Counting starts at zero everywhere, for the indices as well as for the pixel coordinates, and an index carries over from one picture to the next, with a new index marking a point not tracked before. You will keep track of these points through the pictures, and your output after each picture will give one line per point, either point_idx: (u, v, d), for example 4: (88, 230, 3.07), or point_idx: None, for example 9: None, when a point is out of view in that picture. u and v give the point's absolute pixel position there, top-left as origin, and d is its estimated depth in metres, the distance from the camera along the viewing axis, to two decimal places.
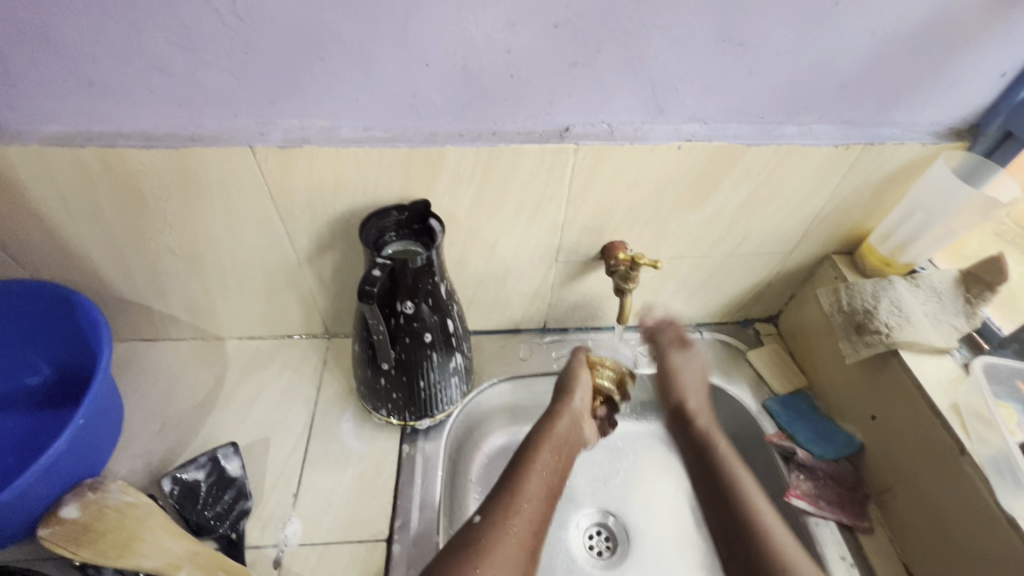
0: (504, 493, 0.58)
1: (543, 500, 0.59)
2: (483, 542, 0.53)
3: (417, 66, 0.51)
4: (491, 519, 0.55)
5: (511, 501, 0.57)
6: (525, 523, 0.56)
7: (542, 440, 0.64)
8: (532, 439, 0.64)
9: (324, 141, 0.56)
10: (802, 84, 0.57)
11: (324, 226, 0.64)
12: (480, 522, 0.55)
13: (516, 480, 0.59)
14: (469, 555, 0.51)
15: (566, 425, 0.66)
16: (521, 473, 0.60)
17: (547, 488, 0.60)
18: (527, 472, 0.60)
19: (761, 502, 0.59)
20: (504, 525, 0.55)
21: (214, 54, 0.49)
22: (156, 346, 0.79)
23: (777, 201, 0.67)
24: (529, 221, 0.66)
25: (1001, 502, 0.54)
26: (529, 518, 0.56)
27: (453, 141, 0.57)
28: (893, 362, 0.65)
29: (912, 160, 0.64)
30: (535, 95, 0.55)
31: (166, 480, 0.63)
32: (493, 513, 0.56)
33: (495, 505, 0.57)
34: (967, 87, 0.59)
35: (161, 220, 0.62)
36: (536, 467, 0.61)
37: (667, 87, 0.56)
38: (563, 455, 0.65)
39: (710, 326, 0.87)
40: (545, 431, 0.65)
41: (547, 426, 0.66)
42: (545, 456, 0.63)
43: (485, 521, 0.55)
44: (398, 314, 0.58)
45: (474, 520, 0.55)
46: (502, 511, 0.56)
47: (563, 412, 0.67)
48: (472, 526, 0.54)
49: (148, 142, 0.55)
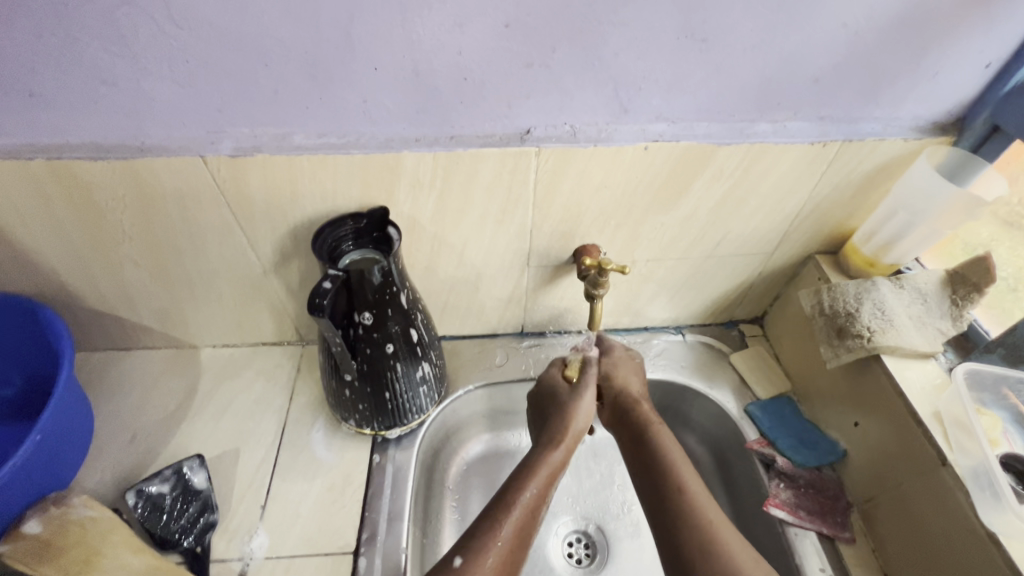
0: (487, 526, 0.53)
1: (522, 540, 0.54)
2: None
3: (366, 71, 0.50)
4: (472, 559, 0.51)
5: (491, 538, 0.52)
6: (500, 561, 0.52)
7: (539, 466, 0.59)
8: (529, 465, 0.60)
9: (277, 149, 0.55)
10: (773, 80, 0.54)
11: (285, 234, 0.63)
12: (458, 565, 0.50)
13: (502, 511, 0.55)
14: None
15: (567, 446, 0.62)
16: (507, 505, 0.55)
17: (531, 523, 0.56)
18: (515, 501, 0.56)
19: (693, 483, 0.56)
20: (481, 567, 0.50)
21: (155, 63, 0.48)
22: (130, 356, 0.78)
23: (755, 200, 0.65)
24: (496, 225, 0.64)
25: (983, 518, 0.52)
26: (506, 557, 0.52)
27: (409, 147, 0.55)
28: (875, 367, 0.63)
29: (895, 156, 0.61)
30: (492, 97, 0.53)
31: (131, 493, 0.62)
32: (475, 553, 0.51)
33: (475, 541, 0.52)
34: (949, 79, 0.56)
35: (119, 231, 0.61)
36: (525, 497, 0.56)
37: (629, 85, 0.53)
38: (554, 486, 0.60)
39: (694, 328, 0.84)
40: (539, 460, 0.60)
41: (546, 453, 0.61)
42: (537, 484, 0.58)
43: (464, 565, 0.50)
44: (357, 324, 0.57)
45: (454, 563, 0.50)
46: (481, 550, 0.51)
47: (565, 438, 0.62)
48: (448, 568, 0.50)
49: (97, 153, 0.54)
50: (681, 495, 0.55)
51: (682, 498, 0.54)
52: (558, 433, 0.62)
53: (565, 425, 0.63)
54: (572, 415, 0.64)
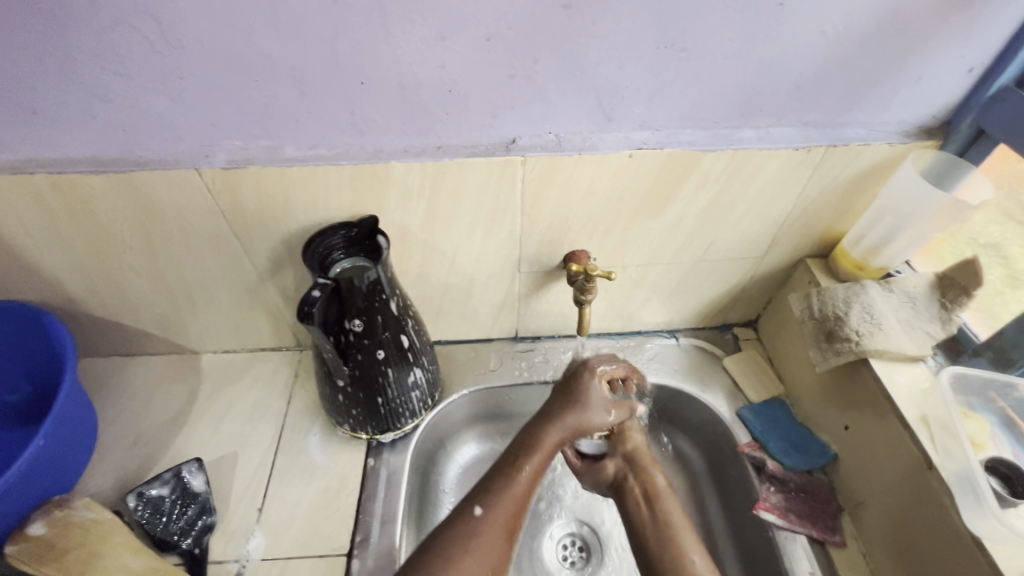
0: (500, 481, 0.55)
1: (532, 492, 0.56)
2: (472, 534, 0.51)
3: (353, 84, 0.51)
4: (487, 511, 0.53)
5: (505, 494, 0.54)
6: (510, 515, 0.53)
7: (549, 431, 0.59)
8: (538, 427, 0.60)
9: (269, 161, 0.56)
10: (755, 87, 0.55)
11: (280, 243, 0.64)
12: (477, 515, 0.53)
13: (516, 468, 0.56)
14: (457, 547, 0.50)
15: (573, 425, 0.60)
16: (517, 465, 0.57)
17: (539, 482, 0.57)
18: (526, 461, 0.57)
19: (693, 550, 0.53)
20: (494, 518, 0.52)
21: (151, 80, 0.50)
22: (133, 361, 0.80)
23: (743, 204, 0.65)
24: (486, 232, 0.65)
25: (967, 522, 0.52)
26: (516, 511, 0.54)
27: (397, 157, 0.57)
28: (864, 370, 0.64)
29: (880, 160, 0.61)
30: (477, 108, 0.54)
31: (131, 496, 0.64)
32: (493, 504, 0.53)
33: (491, 495, 0.54)
34: (932, 84, 0.56)
35: (120, 241, 0.63)
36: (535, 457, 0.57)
37: (612, 94, 0.54)
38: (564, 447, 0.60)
39: (688, 331, 0.85)
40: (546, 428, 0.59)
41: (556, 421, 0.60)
42: (546, 446, 0.58)
43: (481, 514, 0.53)
44: (347, 332, 0.58)
45: (474, 512, 0.53)
46: (496, 503, 0.53)
47: (571, 416, 0.60)
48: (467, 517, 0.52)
49: (97, 167, 0.56)
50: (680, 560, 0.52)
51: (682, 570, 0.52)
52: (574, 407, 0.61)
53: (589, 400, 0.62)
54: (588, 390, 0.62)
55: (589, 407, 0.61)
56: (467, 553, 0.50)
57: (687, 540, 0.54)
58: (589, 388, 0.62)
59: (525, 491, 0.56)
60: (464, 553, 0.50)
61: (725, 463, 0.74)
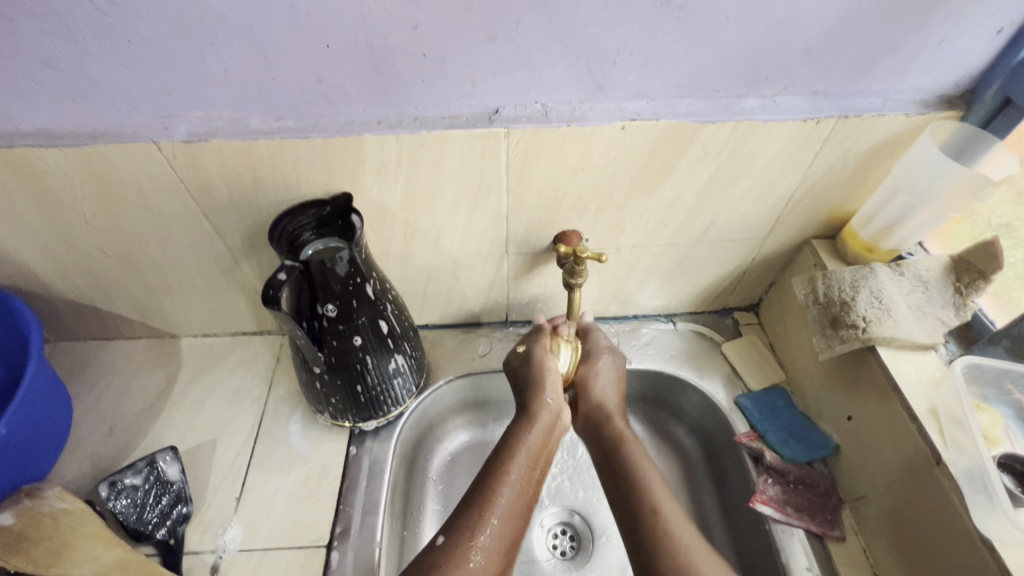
0: (472, 507, 0.52)
1: (516, 512, 0.53)
2: (443, 567, 0.47)
3: (319, 48, 0.47)
4: (456, 539, 0.49)
5: (477, 519, 0.51)
6: (490, 543, 0.50)
7: (518, 444, 0.57)
8: (507, 441, 0.57)
9: (233, 133, 0.52)
10: (759, 51, 0.50)
11: (251, 222, 0.61)
12: (443, 544, 0.49)
13: (486, 489, 0.53)
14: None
15: (545, 425, 0.59)
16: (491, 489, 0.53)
17: (523, 502, 0.54)
18: (500, 483, 0.54)
19: (666, 502, 0.53)
20: (465, 544, 0.49)
21: (98, 44, 0.45)
22: (111, 346, 0.77)
23: (745, 181, 0.61)
24: (470, 211, 0.61)
25: (976, 521, 0.49)
26: (496, 537, 0.50)
27: (371, 129, 0.52)
28: (870, 359, 0.60)
29: (895, 134, 0.57)
30: (456, 75, 0.50)
31: (103, 487, 0.62)
32: (462, 532, 0.50)
33: (461, 523, 0.51)
34: (956, 47, 0.51)
35: (81, 221, 0.59)
36: (509, 475, 0.54)
37: (603, 59, 0.50)
38: (541, 461, 0.57)
39: (686, 316, 0.81)
40: (519, 435, 0.57)
41: (524, 429, 0.58)
42: (520, 461, 0.55)
43: (448, 543, 0.49)
44: (320, 317, 0.55)
45: (437, 541, 0.50)
46: (467, 530, 0.50)
47: (538, 412, 0.59)
48: (433, 549, 0.49)
49: (48, 140, 0.52)
50: (655, 525, 0.51)
51: (656, 533, 0.50)
52: (528, 410, 0.60)
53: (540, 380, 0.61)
54: (541, 393, 0.60)
55: (547, 403, 0.60)
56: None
57: (656, 490, 0.54)
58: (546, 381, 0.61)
59: (504, 515, 0.52)
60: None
61: (721, 453, 0.72)
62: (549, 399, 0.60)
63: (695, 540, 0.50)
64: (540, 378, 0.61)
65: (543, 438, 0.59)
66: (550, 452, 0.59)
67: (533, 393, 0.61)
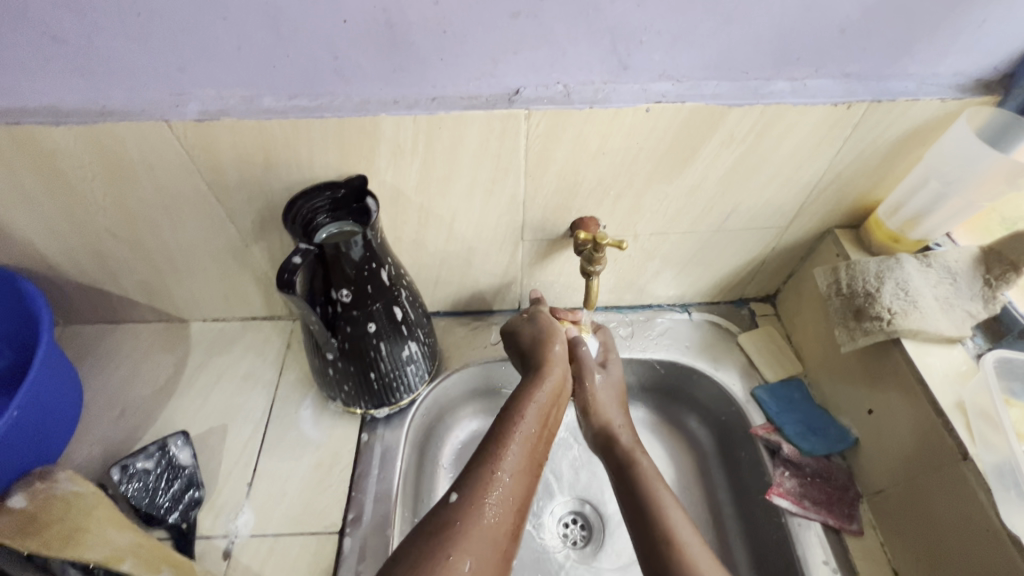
0: (483, 465, 0.51)
1: (526, 470, 0.52)
2: (458, 523, 0.46)
3: (335, 23, 0.45)
4: (468, 498, 0.48)
5: (489, 477, 0.50)
6: (502, 500, 0.49)
7: (527, 401, 0.56)
8: (516, 399, 0.56)
9: (246, 112, 0.51)
10: (791, 31, 0.48)
11: (263, 205, 0.59)
12: (456, 502, 0.48)
13: (497, 447, 0.52)
14: (442, 542, 0.44)
15: (557, 375, 0.59)
16: (502, 445, 0.52)
17: (532, 461, 0.53)
18: (508, 441, 0.53)
19: (680, 526, 0.50)
20: (478, 503, 0.48)
21: (107, 17, 0.44)
22: (120, 329, 0.77)
23: (770, 167, 0.59)
24: (486, 196, 0.60)
25: (1004, 517, 0.48)
26: (508, 494, 0.49)
27: (387, 109, 0.51)
28: (894, 352, 0.59)
29: (927, 120, 0.55)
30: (476, 52, 0.48)
31: (115, 470, 0.61)
32: (471, 491, 0.49)
33: (473, 481, 0.49)
34: (998, 28, 0.49)
35: (91, 202, 0.58)
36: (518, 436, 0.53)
37: (629, 38, 0.48)
38: (547, 424, 0.57)
39: (702, 306, 0.80)
40: (529, 390, 0.57)
41: (535, 385, 0.58)
42: (530, 418, 0.55)
43: (461, 500, 0.48)
44: (335, 302, 0.53)
45: (450, 500, 0.48)
46: (479, 488, 0.49)
47: (548, 370, 0.59)
48: (445, 507, 0.48)
49: (57, 118, 0.50)
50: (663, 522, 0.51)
51: (669, 551, 0.48)
52: (538, 366, 0.60)
53: (546, 345, 0.62)
54: (548, 348, 0.62)
55: (555, 360, 0.60)
56: (458, 544, 0.45)
57: (665, 499, 0.53)
58: (551, 345, 0.61)
59: (513, 474, 0.51)
60: (448, 547, 0.44)
61: (736, 445, 0.71)
62: (557, 354, 0.61)
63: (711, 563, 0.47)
64: (548, 339, 0.62)
65: (553, 390, 0.58)
66: (559, 410, 0.60)
67: (540, 349, 0.62)
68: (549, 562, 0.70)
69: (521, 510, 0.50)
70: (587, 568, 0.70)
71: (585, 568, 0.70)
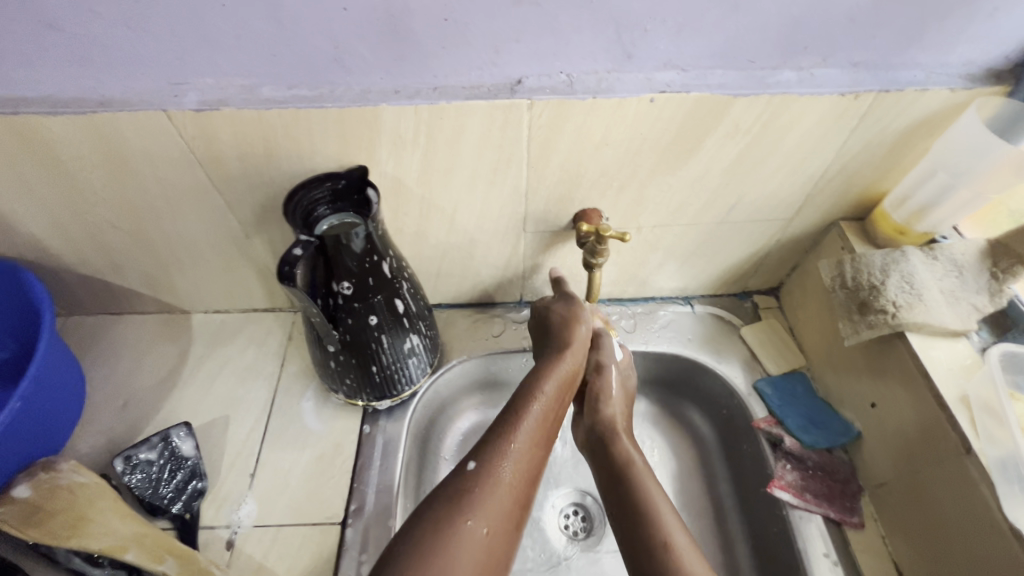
0: (498, 435, 0.51)
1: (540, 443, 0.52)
2: (476, 491, 0.46)
3: (335, 11, 0.44)
4: (487, 466, 0.48)
5: (506, 447, 0.50)
6: (518, 470, 0.49)
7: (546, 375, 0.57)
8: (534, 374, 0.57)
9: (245, 101, 0.50)
10: (799, 19, 0.47)
11: (264, 197, 0.59)
12: (474, 469, 0.48)
13: (515, 417, 0.52)
14: (457, 508, 0.45)
15: (574, 353, 0.59)
16: (521, 414, 0.53)
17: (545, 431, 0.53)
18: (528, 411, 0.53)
19: (674, 529, 0.49)
20: (497, 470, 0.48)
21: (104, 5, 0.43)
22: (123, 320, 0.77)
23: (775, 158, 0.58)
24: (488, 186, 0.59)
25: (1006, 512, 0.48)
26: (523, 465, 0.49)
27: (388, 99, 0.50)
28: (899, 345, 0.58)
29: (937, 110, 0.54)
30: (478, 42, 0.47)
31: (118, 460, 0.61)
32: (488, 459, 0.49)
33: (489, 449, 0.49)
34: (1010, 16, 0.48)
35: (91, 192, 0.58)
36: (534, 409, 0.53)
37: (634, 26, 0.47)
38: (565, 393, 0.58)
39: (704, 298, 0.79)
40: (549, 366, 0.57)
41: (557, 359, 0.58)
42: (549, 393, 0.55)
43: (479, 468, 0.48)
44: (335, 295, 0.53)
45: (467, 467, 0.48)
46: (495, 457, 0.49)
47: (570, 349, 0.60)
48: (463, 474, 0.47)
49: (55, 108, 0.50)
50: (658, 525, 0.49)
51: (664, 553, 0.47)
52: (561, 346, 0.60)
53: (572, 331, 0.61)
54: (576, 331, 0.61)
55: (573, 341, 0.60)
56: (473, 510, 0.45)
57: (664, 511, 0.50)
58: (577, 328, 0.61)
59: (529, 445, 0.51)
60: (465, 511, 0.44)
61: (738, 438, 0.70)
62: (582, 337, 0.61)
63: (708, 573, 0.46)
64: (575, 321, 0.62)
65: (573, 368, 0.59)
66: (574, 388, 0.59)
67: (567, 330, 0.61)
68: (551, 553, 0.70)
69: (533, 481, 0.50)
70: (588, 559, 0.70)
71: (585, 560, 0.70)
